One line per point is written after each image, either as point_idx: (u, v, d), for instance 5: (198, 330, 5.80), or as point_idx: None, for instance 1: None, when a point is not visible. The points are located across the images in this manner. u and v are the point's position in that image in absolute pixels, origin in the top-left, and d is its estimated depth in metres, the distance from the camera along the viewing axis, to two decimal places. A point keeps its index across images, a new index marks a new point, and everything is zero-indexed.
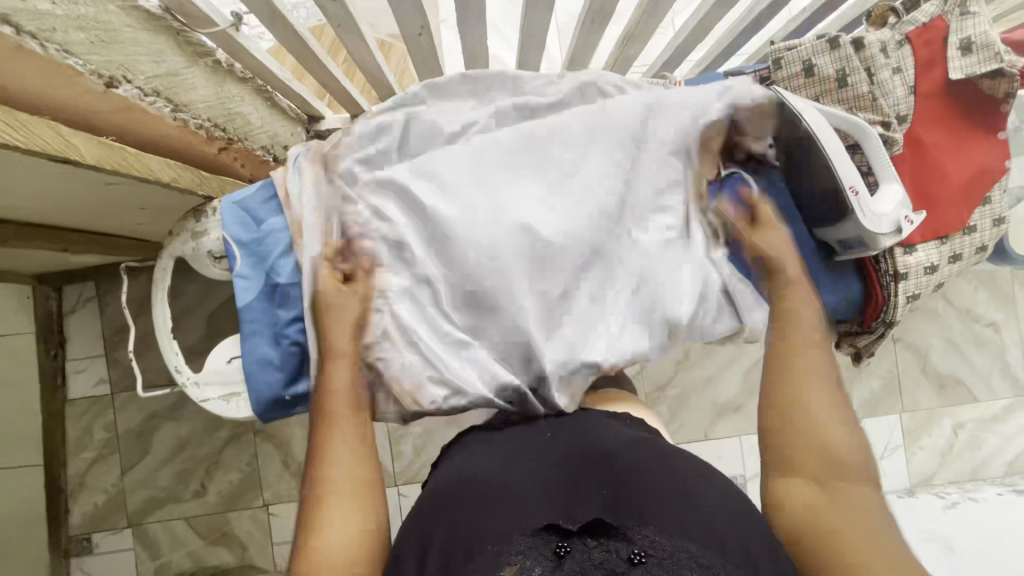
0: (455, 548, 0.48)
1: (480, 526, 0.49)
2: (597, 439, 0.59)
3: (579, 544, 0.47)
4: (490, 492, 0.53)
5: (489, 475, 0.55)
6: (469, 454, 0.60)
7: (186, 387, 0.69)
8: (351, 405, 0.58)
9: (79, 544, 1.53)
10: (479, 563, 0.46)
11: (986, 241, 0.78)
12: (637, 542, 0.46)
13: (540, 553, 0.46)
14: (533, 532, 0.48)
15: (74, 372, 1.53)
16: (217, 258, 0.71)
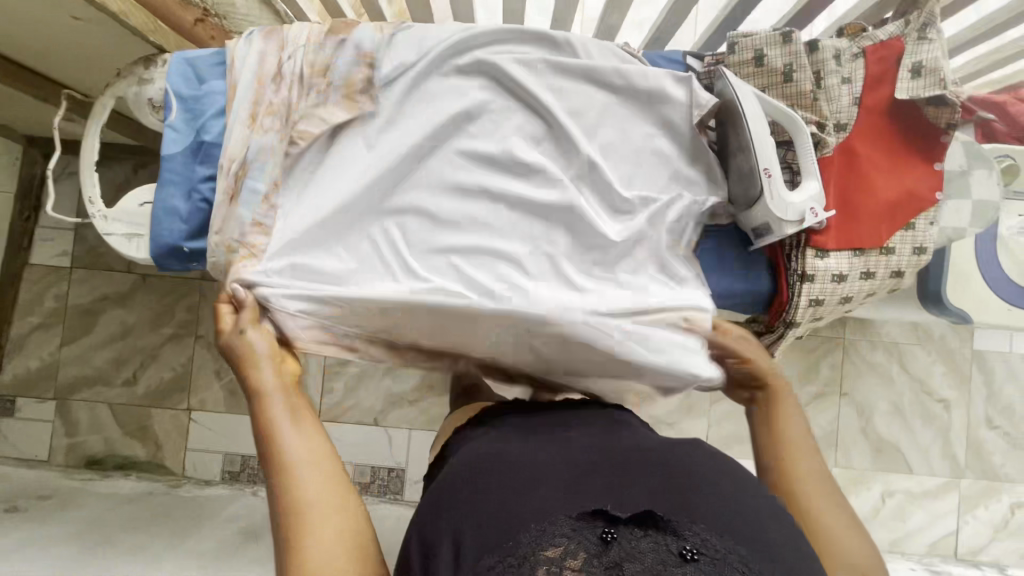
0: (495, 525, 0.50)
1: (523, 505, 0.51)
2: (630, 440, 0.61)
3: (626, 532, 0.49)
4: (527, 473, 0.54)
5: (527, 459, 0.56)
6: (509, 437, 0.61)
7: (94, 220, 0.71)
8: (290, 419, 0.60)
9: (3, 404, 1.55)
10: (520, 544, 0.47)
11: (903, 268, 0.78)
12: (689, 537, 0.48)
13: (587, 537, 0.48)
14: (579, 516, 0.50)
15: (40, 239, 1.56)
16: (156, 108, 0.73)
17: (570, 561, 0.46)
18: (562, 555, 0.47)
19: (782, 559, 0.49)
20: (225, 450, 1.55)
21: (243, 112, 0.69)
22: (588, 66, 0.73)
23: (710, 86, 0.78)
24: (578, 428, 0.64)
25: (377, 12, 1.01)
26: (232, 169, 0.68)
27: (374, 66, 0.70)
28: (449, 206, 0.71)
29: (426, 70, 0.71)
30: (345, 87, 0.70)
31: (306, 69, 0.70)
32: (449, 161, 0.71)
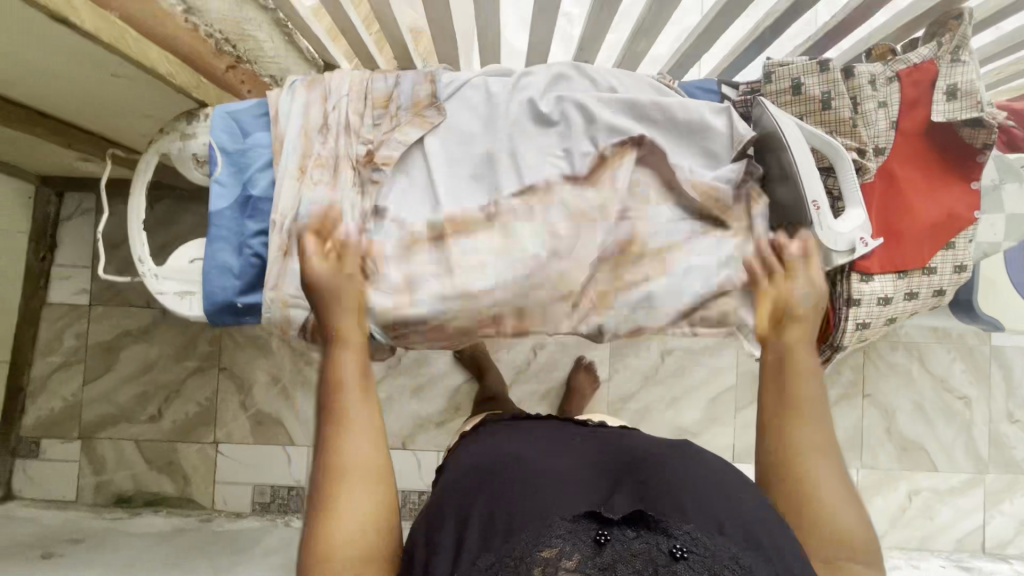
0: (498, 525, 0.53)
1: (524, 507, 0.53)
2: (637, 446, 0.64)
3: (619, 533, 0.50)
4: (528, 473, 0.57)
5: (534, 463, 0.59)
6: (517, 443, 0.65)
7: (144, 278, 0.71)
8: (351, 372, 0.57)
9: (28, 446, 1.54)
10: (519, 541, 0.50)
11: (945, 286, 0.79)
12: (677, 536, 0.49)
13: (582, 538, 0.50)
14: (573, 517, 0.52)
15: (57, 278, 1.55)
16: (199, 161, 0.73)
17: (566, 561, 0.48)
18: (557, 556, 0.48)
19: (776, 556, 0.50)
20: (254, 481, 1.55)
21: (292, 165, 0.69)
22: (626, 98, 0.74)
23: (747, 114, 0.79)
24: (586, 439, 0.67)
25: (402, 47, 1.01)
26: (285, 224, 0.68)
27: (435, 81, 0.74)
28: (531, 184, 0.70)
29: (483, 87, 0.74)
30: (411, 100, 0.73)
31: (352, 118, 0.71)
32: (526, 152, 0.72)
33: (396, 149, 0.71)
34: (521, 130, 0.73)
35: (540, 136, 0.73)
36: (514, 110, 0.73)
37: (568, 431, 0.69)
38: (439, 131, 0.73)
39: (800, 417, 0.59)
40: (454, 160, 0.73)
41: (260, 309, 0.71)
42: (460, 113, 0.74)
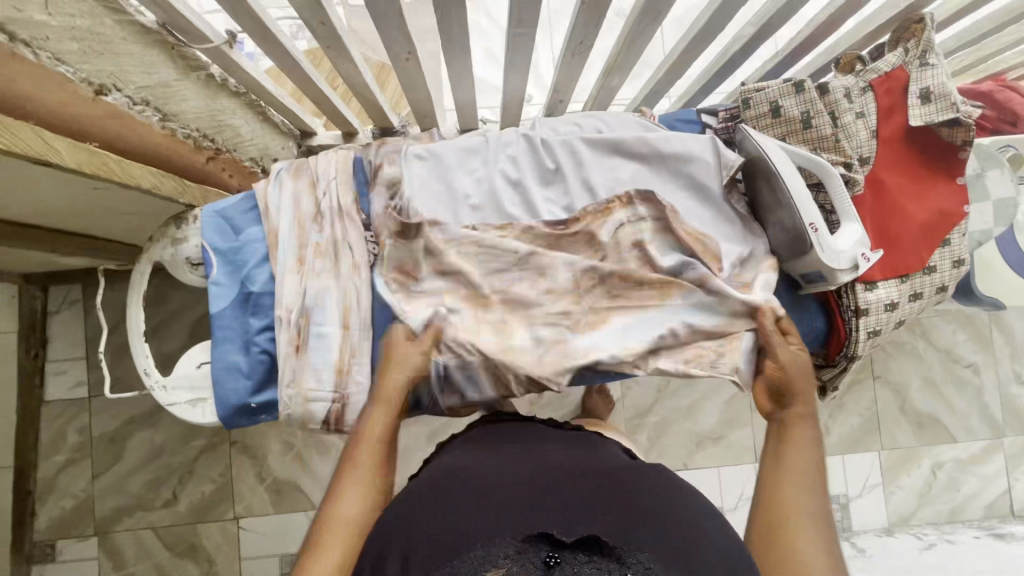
0: (440, 542, 0.47)
1: (477, 522, 0.48)
2: (605, 458, 0.59)
3: (571, 557, 0.45)
4: (484, 487, 0.52)
5: (496, 478, 0.53)
6: (475, 452, 0.59)
7: (154, 390, 0.70)
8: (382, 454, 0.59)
9: (43, 550, 1.50)
10: (465, 561, 0.45)
11: (946, 282, 0.80)
12: (631, 565, 0.45)
13: (532, 560, 0.44)
14: (524, 538, 0.46)
15: (53, 374, 1.52)
16: (194, 264, 0.72)
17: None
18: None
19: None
20: (280, 552, 1.52)
21: (290, 259, 0.69)
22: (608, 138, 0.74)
23: (730, 139, 0.80)
24: (551, 444, 0.61)
25: (378, 108, 1.01)
26: (293, 319, 0.68)
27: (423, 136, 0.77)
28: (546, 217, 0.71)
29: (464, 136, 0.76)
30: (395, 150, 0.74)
31: (342, 201, 0.70)
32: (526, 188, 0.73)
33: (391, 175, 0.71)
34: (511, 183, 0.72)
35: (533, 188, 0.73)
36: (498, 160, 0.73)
37: (536, 437, 0.62)
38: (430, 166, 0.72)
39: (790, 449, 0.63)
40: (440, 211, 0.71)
41: (276, 405, 0.70)
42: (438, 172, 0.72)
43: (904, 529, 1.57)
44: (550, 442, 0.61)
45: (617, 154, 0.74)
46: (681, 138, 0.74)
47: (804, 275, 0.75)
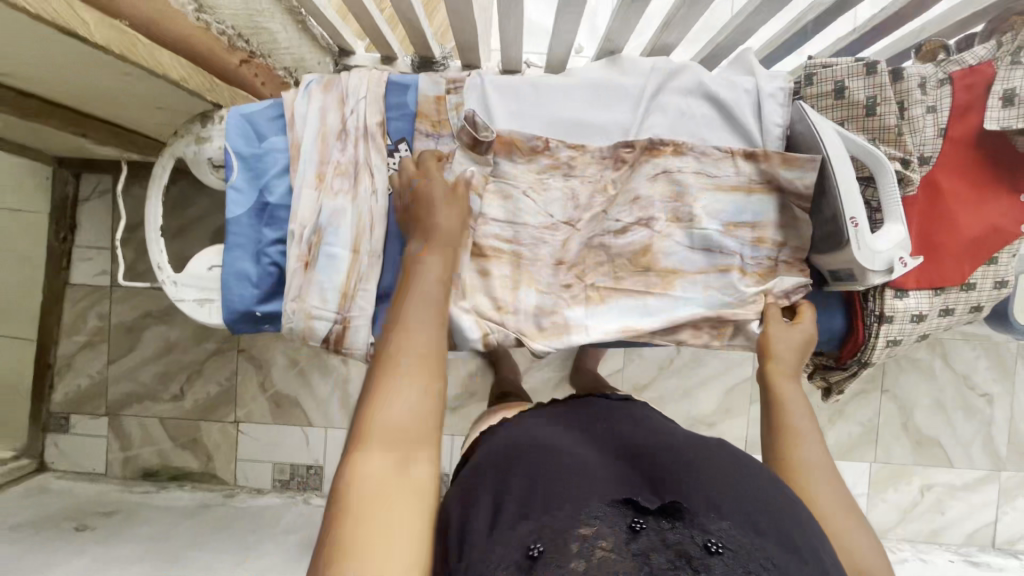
0: (532, 501, 0.46)
1: (562, 481, 0.47)
2: (662, 432, 0.59)
3: (654, 524, 0.45)
4: (560, 452, 0.51)
5: (567, 447, 0.53)
6: (548, 427, 0.58)
7: (164, 284, 0.72)
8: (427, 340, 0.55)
9: (58, 421, 1.60)
10: (556, 517, 0.44)
11: (983, 302, 0.76)
12: (714, 531, 0.44)
13: (616, 523, 0.44)
14: (610, 502, 0.46)
15: (79, 259, 1.56)
16: (215, 166, 0.72)
17: (601, 543, 0.42)
18: (595, 534, 0.43)
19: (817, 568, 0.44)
20: (274, 460, 1.60)
21: (309, 174, 0.68)
22: (707, 89, 0.72)
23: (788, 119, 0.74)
24: (607, 422, 0.62)
25: (421, 34, 0.96)
26: (306, 234, 0.68)
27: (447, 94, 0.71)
28: (659, 115, 0.73)
29: (514, 95, 0.72)
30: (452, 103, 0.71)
31: (368, 122, 0.69)
32: (619, 97, 0.73)
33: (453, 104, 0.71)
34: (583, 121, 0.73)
35: (600, 128, 0.73)
36: (563, 92, 0.72)
37: (591, 413, 0.64)
38: (501, 96, 0.72)
39: (782, 411, 0.63)
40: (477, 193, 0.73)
41: (280, 317, 0.71)
42: (507, 110, 0.72)
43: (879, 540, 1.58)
44: (604, 423, 0.61)
45: (717, 105, 0.73)
46: (808, 116, 0.68)
47: (834, 272, 0.72)
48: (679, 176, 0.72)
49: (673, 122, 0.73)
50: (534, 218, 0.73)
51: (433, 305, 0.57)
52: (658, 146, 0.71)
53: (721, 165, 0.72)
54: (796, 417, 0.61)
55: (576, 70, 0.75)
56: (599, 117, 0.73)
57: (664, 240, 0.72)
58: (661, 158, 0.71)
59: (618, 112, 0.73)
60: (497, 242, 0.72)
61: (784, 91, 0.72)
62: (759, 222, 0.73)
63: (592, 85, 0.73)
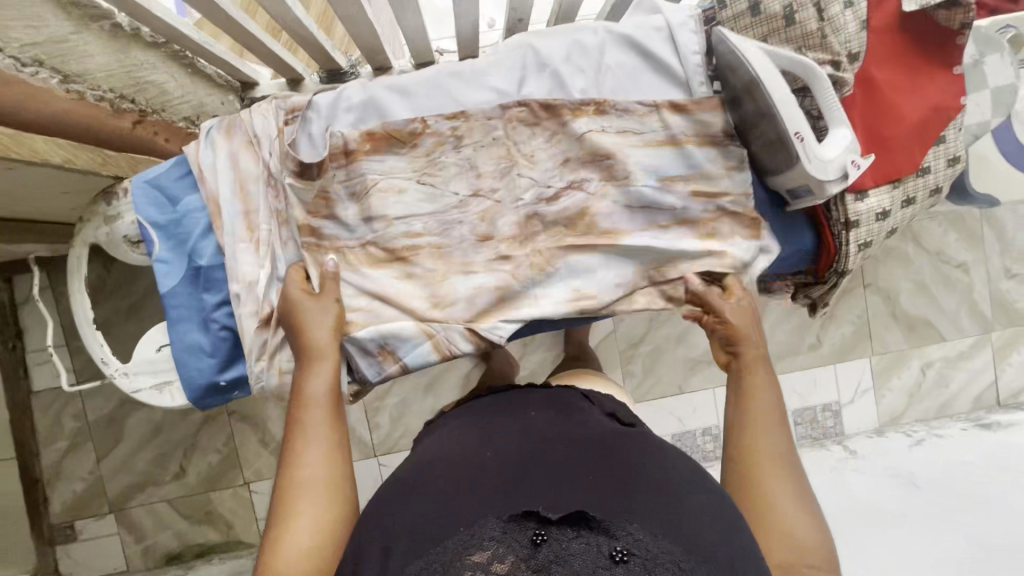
0: (424, 533, 0.47)
1: (454, 512, 0.48)
2: (586, 426, 0.60)
3: (557, 532, 0.45)
4: (471, 471, 0.52)
5: (475, 463, 0.54)
6: (460, 439, 0.59)
7: (115, 378, 0.67)
8: (326, 446, 0.56)
9: (63, 531, 1.54)
10: (446, 548, 0.45)
11: (941, 183, 0.76)
12: (620, 537, 0.45)
13: (515, 541, 0.45)
14: (509, 517, 0.47)
15: (36, 364, 1.48)
16: (134, 242, 0.67)
17: (496, 565, 0.43)
18: (488, 559, 0.43)
19: (725, 564, 0.47)
20: None
21: (239, 228, 0.65)
22: (625, 36, 0.70)
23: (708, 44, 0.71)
24: (536, 414, 0.62)
25: (320, 48, 0.90)
26: (254, 291, 0.65)
27: (344, 105, 0.67)
28: (581, 73, 0.70)
29: (423, 89, 0.68)
30: (352, 115, 0.67)
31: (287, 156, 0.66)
32: (533, 65, 0.69)
33: (364, 119, 0.67)
34: (496, 98, 0.69)
35: (528, 102, 0.69)
36: (477, 75, 0.69)
37: (516, 408, 0.64)
38: (408, 94, 0.68)
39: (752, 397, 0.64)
40: (422, 203, 0.69)
41: (246, 380, 0.67)
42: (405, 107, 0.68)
43: (894, 428, 1.63)
44: (532, 416, 0.62)
45: (636, 49, 0.70)
46: (728, 40, 0.65)
47: (792, 191, 0.71)
48: (611, 136, 0.70)
49: (598, 77, 0.70)
50: (481, 215, 0.70)
51: (325, 419, 0.57)
52: (582, 106, 0.69)
53: (641, 113, 0.70)
54: (763, 400, 0.64)
55: (491, 51, 0.72)
56: (519, 90, 0.69)
57: (608, 203, 0.70)
58: (587, 118, 0.69)
59: (536, 80, 0.69)
60: (452, 248, 0.70)
61: (694, 20, 0.69)
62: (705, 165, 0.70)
63: (503, 62, 0.70)
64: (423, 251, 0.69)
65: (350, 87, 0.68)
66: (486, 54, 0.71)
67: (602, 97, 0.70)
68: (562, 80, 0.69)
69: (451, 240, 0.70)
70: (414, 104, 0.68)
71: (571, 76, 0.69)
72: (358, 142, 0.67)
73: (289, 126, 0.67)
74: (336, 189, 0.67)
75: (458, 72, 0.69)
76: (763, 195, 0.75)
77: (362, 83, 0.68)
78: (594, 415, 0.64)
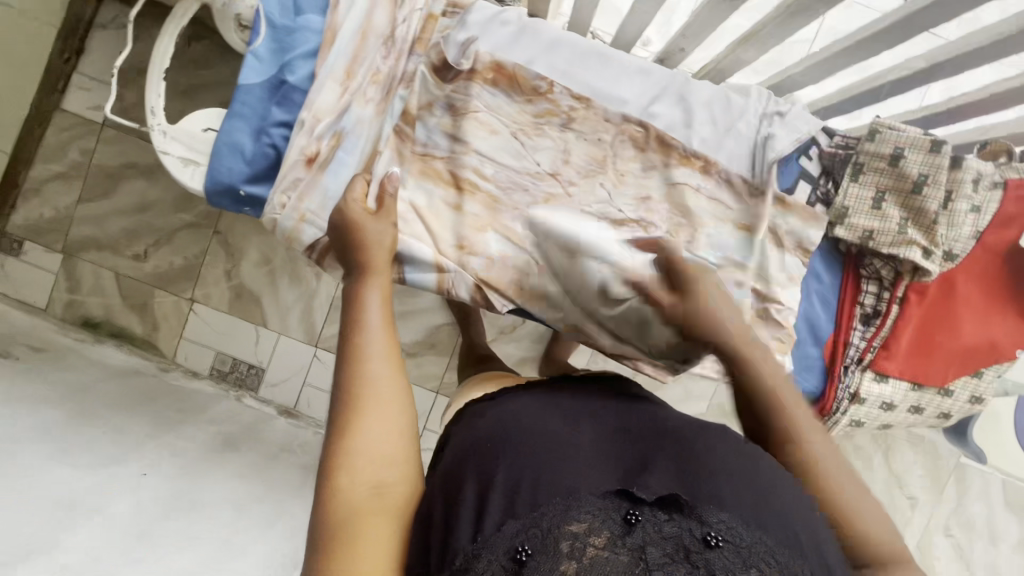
0: (519, 488, 0.44)
1: (548, 475, 0.45)
2: (652, 412, 0.56)
3: (650, 513, 0.43)
4: (544, 437, 0.49)
5: (551, 427, 0.50)
6: (528, 403, 0.55)
7: (152, 131, 0.65)
8: (389, 345, 0.52)
9: (11, 243, 1.53)
10: (546, 512, 0.42)
11: (953, 412, 0.76)
12: (713, 524, 0.42)
13: (609, 517, 0.42)
14: (602, 493, 0.44)
15: (77, 87, 1.46)
16: (242, 26, 0.66)
17: (594, 539, 0.40)
18: (586, 531, 0.41)
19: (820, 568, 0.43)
20: (218, 348, 1.57)
21: (338, 68, 0.65)
22: (767, 118, 0.70)
23: (831, 167, 0.72)
24: (598, 400, 0.59)
25: None
26: (317, 130, 0.64)
27: (497, 24, 0.67)
28: (710, 126, 0.71)
29: (570, 53, 0.69)
30: (500, 35, 0.67)
31: (418, 35, 0.66)
32: (673, 91, 0.70)
33: (507, 46, 0.67)
34: (626, 103, 0.69)
35: (649, 125, 0.70)
36: (622, 71, 0.70)
37: (572, 387, 0.61)
38: (556, 51, 0.68)
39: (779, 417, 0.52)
40: (506, 154, 0.68)
41: (263, 204, 0.66)
42: (546, 60, 0.68)
43: None
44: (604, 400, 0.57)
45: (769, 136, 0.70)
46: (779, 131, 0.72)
47: None
48: (697, 194, 0.70)
49: (720, 137, 0.71)
50: (548, 194, 0.69)
51: (378, 324, 0.53)
52: (691, 156, 0.70)
53: (739, 194, 0.71)
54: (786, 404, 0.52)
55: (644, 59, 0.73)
56: (648, 105, 0.70)
57: None
58: (689, 170, 0.70)
59: (670, 107, 0.70)
60: (506, 205, 0.68)
61: (815, 148, 0.72)
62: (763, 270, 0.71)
63: (648, 73, 0.70)
64: (479, 194, 0.68)
65: (512, 11, 0.68)
66: (640, 57, 0.71)
67: (714, 159, 0.71)
68: (690, 121, 0.70)
69: (509, 200, 0.68)
70: (556, 62, 0.68)
71: (700, 123, 0.70)
72: (485, 66, 0.67)
73: (443, 17, 0.67)
74: (440, 97, 0.67)
75: (608, 59, 0.70)
76: (804, 328, 0.74)
77: (524, 13, 0.68)
78: (652, 404, 0.59)
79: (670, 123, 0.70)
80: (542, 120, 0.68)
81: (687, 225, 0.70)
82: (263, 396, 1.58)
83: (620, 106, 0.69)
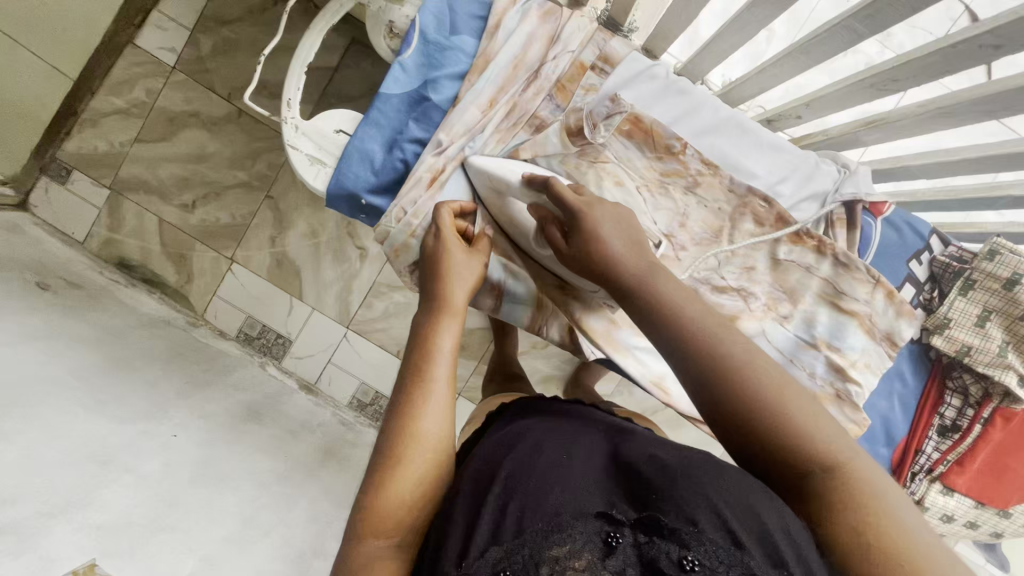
0: (506, 514, 0.41)
1: (534, 496, 0.42)
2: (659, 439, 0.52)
3: (632, 537, 0.38)
4: (535, 461, 0.46)
5: (542, 451, 0.47)
6: (534, 430, 0.54)
7: (283, 122, 0.65)
8: (446, 398, 0.50)
9: (59, 169, 1.46)
10: (524, 539, 0.38)
11: (1007, 532, 0.77)
12: (696, 546, 0.36)
13: (588, 539, 0.38)
14: (582, 514, 0.40)
15: (154, 24, 1.38)
16: (391, 33, 0.67)
17: (572, 562, 0.36)
18: (566, 554, 0.36)
19: None
20: (250, 313, 1.55)
21: (484, 95, 0.66)
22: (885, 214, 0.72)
23: (938, 275, 0.74)
24: (602, 429, 0.55)
25: None
26: (451, 153, 0.65)
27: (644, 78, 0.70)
28: (830, 213, 0.72)
29: (707, 117, 0.71)
30: (645, 92, 0.70)
31: (566, 78, 0.68)
32: (796, 169, 0.72)
33: (650, 103, 0.70)
34: (750, 175, 0.71)
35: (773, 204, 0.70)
36: (754, 143, 0.71)
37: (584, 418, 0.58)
38: (694, 114, 0.70)
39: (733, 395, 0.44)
40: (627, 207, 0.68)
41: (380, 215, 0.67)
42: (684, 122, 0.70)
43: None
44: (600, 427, 0.55)
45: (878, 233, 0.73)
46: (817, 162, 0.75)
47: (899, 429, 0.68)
48: (808, 276, 0.71)
49: (836, 223, 0.72)
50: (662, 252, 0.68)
51: (447, 376, 0.51)
52: (804, 235, 0.69)
53: (852, 283, 0.70)
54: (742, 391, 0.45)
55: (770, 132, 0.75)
56: (772, 181, 0.72)
57: (750, 318, 0.70)
58: (801, 249, 0.70)
59: (792, 185, 0.72)
60: None
61: (926, 254, 0.74)
62: (859, 359, 0.70)
63: (777, 148, 0.72)
64: None
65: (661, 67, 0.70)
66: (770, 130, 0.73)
67: (828, 240, 0.69)
68: (810, 204, 0.72)
69: None
70: (693, 124, 0.71)
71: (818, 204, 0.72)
72: (622, 121, 0.67)
73: (594, 65, 0.68)
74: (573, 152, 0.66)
75: (743, 127, 0.71)
76: (878, 424, 0.76)
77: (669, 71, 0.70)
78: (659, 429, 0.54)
79: (789, 201, 0.72)
80: (668, 179, 0.70)
81: (788, 302, 0.71)
82: (286, 367, 1.56)
83: (745, 178, 0.71)
